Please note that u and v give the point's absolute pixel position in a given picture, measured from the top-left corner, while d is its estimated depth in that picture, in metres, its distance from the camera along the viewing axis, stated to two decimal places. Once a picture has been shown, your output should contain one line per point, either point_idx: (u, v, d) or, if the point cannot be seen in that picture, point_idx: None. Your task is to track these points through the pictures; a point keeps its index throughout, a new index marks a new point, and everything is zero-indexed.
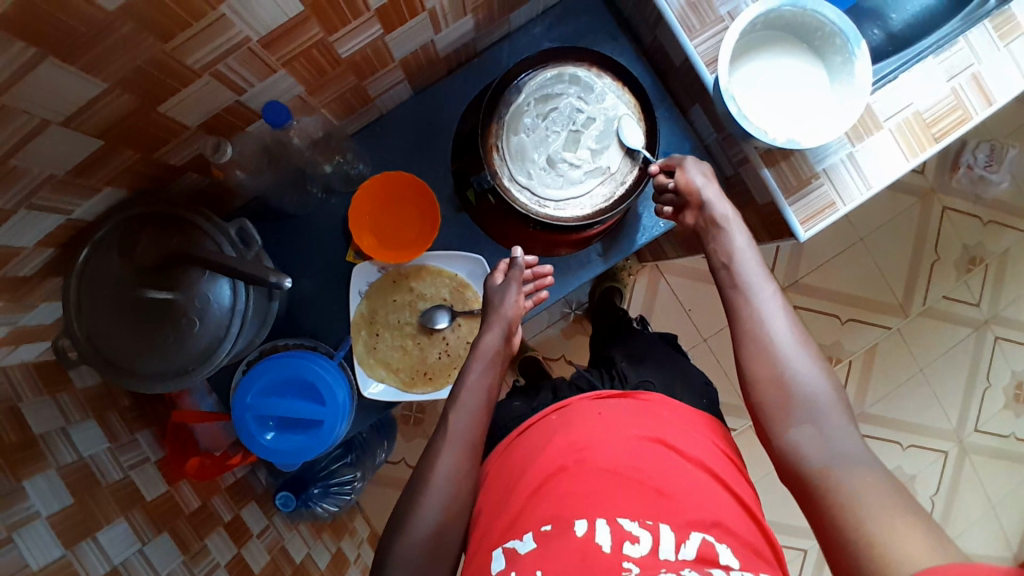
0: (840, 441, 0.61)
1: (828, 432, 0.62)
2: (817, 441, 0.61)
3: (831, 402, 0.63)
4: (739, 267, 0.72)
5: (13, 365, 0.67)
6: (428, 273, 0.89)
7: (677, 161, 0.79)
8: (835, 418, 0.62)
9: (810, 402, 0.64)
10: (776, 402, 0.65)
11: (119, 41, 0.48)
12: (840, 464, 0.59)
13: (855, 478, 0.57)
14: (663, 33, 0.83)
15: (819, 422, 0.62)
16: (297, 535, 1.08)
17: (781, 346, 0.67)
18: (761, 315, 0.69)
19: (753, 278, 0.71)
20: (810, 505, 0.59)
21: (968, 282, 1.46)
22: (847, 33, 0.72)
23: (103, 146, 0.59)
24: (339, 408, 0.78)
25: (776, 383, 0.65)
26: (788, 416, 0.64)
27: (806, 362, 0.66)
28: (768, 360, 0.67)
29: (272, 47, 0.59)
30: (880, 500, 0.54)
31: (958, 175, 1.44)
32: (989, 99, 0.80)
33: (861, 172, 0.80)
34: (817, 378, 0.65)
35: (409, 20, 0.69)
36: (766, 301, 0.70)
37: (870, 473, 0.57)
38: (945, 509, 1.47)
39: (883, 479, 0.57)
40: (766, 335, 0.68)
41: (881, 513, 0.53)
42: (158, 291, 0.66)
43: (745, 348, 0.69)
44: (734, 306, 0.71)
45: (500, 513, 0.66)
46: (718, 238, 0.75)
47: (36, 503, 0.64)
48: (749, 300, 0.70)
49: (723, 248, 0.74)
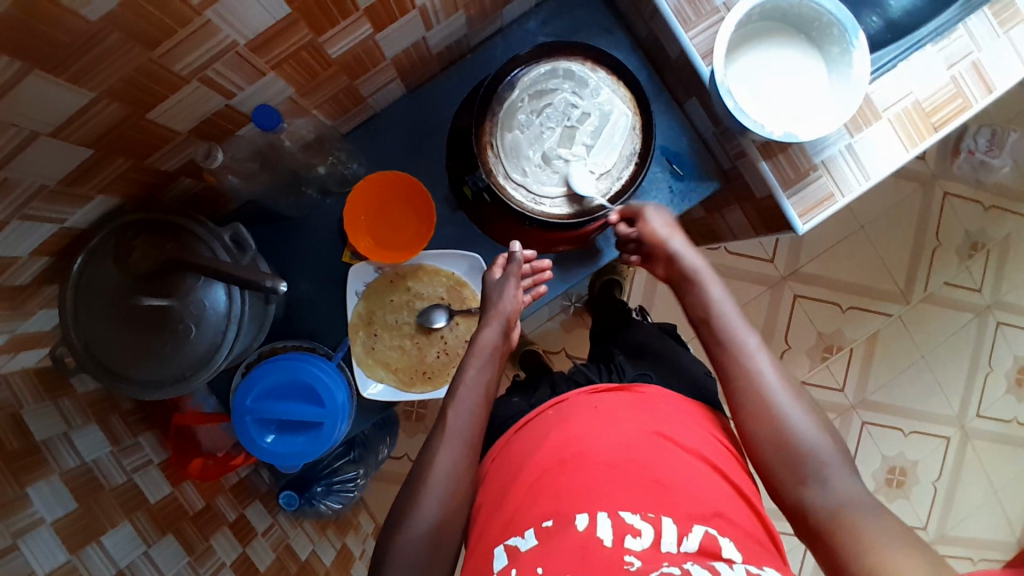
0: (845, 490, 0.62)
1: (831, 484, 0.63)
2: (822, 492, 0.63)
3: (830, 452, 0.65)
4: (724, 322, 0.73)
5: (13, 371, 0.67)
6: (425, 272, 0.88)
7: (636, 211, 0.81)
8: (835, 466, 0.64)
9: (811, 455, 0.64)
10: (779, 461, 0.65)
11: (105, 50, 0.47)
12: (850, 515, 0.61)
13: (861, 522, 0.60)
14: (658, 26, 0.82)
15: (822, 477, 0.63)
16: (302, 534, 1.09)
17: (775, 401, 0.67)
18: (752, 368, 0.70)
19: (739, 331, 0.72)
20: (826, 558, 0.60)
21: (969, 267, 1.45)
22: (845, 23, 0.71)
23: (94, 155, 0.58)
24: (338, 410, 0.78)
25: (777, 441, 0.66)
26: (792, 474, 0.64)
27: (798, 411, 0.67)
28: (763, 418, 0.67)
29: (260, 50, 0.59)
30: (892, 550, 0.57)
31: (960, 161, 1.43)
32: (989, 87, 0.79)
33: (860, 164, 0.79)
34: (810, 428, 0.66)
35: (400, 18, 0.68)
36: (753, 354, 0.70)
37: (875, 521, 0.60)
38: (947, 495, 1.47)
39: (891, 527, 0.59)
40: (759, 394, 0.68)
41: (891, 558, 0.56)
42: (153, 299, 0.66)
43: (738, 405, 0.69)
44: (725, 360, 0.71)
45: (500, 510, 0.66)
46: (694, 292, 0.76)
47: (40, 509, 0.64)
48: (742, 358, 0.70)
49: (701, 302, 0.76)
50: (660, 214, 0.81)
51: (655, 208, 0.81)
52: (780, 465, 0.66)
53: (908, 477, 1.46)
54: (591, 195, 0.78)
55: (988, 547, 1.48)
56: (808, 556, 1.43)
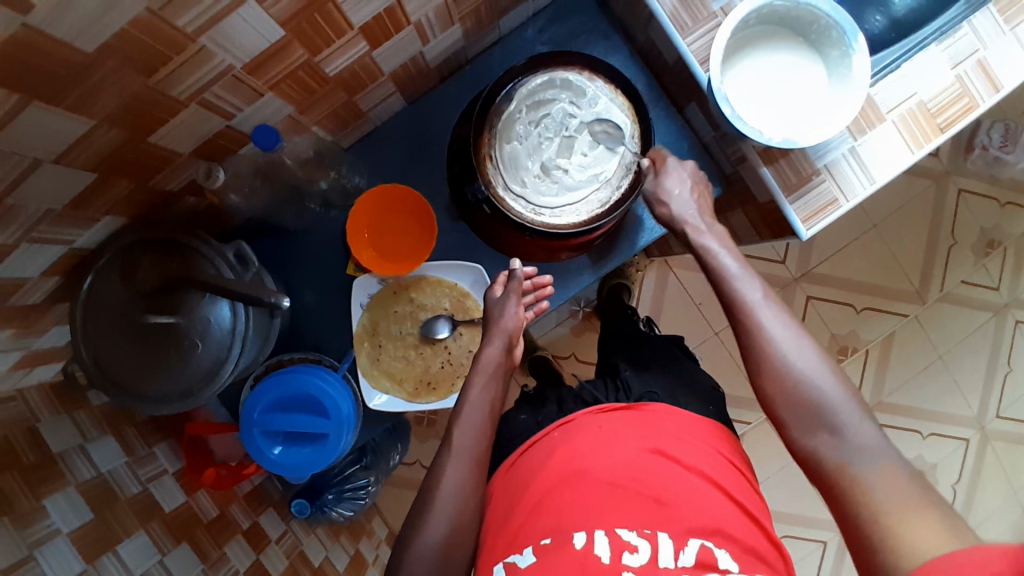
0: (858, 438, 0.59)
1: (844, 433, 0.60)
2: (835, 446, 0.60)
3: (844, 402, 0.61)
4: (736, 282, 0.68)
5: (29, 387, 0.69)
6: (428, 283, 0.89)
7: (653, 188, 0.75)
8: (848, 413, 0.60)
9: (822, 403, 0.61)
10: (790, 410, 0.63)
11: (103, 79, 0.49)
12: (862, 464, 0.58)
13: (877, 481, 0.56)
14: (655, 33, 0.81)
15: (838, 427, 0.60)
16: (315, 540, 1.10)
17: (782, 351, 0.64)
18: (760, 322, 0.66)
19: (749, 289, 0.68)
20: (837, 510, 0.58)
21: (986, 266, 1.43)
22: (843, 26, 0.70)
23: (97, 178, 0.59)
24: (344, 420, 0.79)
25: (786, 393, 0.63)
26: (802, 423, 0.62)
27: (806, 360, 0.63)
28: (771, 372, 0.64)
29: (257, 72, 0.60)
30: (906, 503, 0.54)
31: (974, 157, 1.40)
32: (996, 85, 0.78)
33: (864, 168, 0.78)
34: (818, 374, 0.63)
35: (395, 35, 0.69)
36: (761, 308, 0.66)
37: (889, 471, 0.57)
38: (966, 496, 1.45)
39: (906, 478, 0.56)
40: (767, 348, 0.65)
41: (907, 526, 0.53)
42: (160, 316, 0.68)
43: (747, 360, 0.67)
44: (733, 316, 0.68)
45: (502, 529, 0.67)
46: (707, 260, 0.71)
47: (56, 520, 0.66)
48: (750, 315, 0.67)
49: (710, 263, 0.71)
50: (683, 201, 0.73)
51: (676, 177, 0.74)
52: (790, 413, 0.63)
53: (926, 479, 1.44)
54: (590, 188, 0.78)
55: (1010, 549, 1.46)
56: (825, 560, 1.41)
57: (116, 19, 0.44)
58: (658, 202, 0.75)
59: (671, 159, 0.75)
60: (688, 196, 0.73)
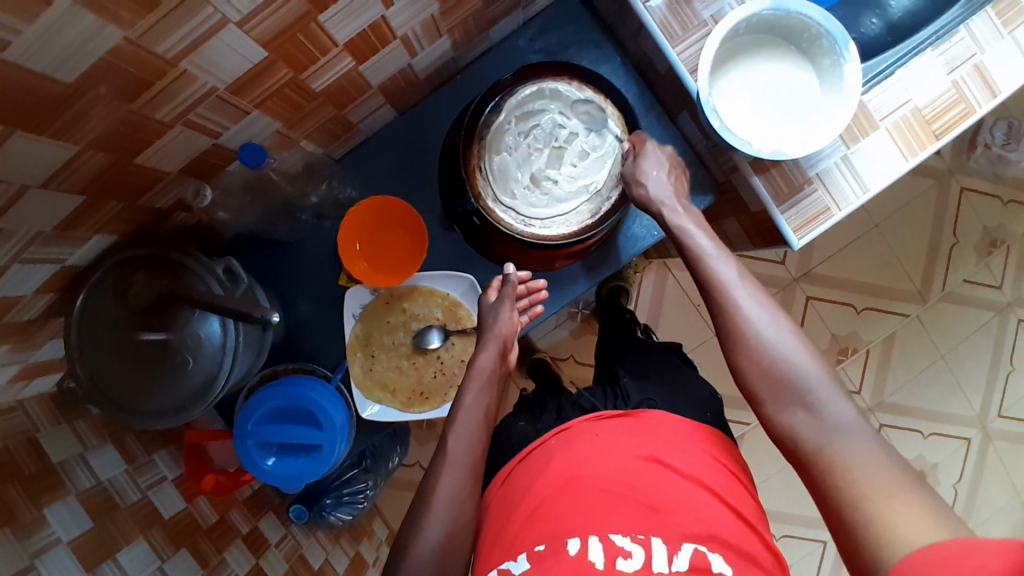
0: (833, 415, 0.58)
1: (820, 410, 0.59)
2: (812, 423, 0.59)
3: (820, 378, 0.60)
4: (711, 261, 0.67)
5: (29, 398, 0.70)
6: (420, 293, 0.89)
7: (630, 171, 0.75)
8: (823, 390, 0.60)
9: (798, 381, 0.60)
10: (766, 386, 0.62)
11: (86, 105, 0.49)
12: (837, 443, 0.57)
13: (854, 458, 0.55)
14: (646, 41, 0.81)
15: (813, 403, 0.59)
16: (316, 543, 1.11)
17: (757, 328, 0.63)
18: (735, 302, 0.65)
19: (723, 269, 0.66)
20: (814, 488, 0.58)
21: (989, 265, 1.42)
22: (834, 34, 0.70)
23: (86, 199, 0.60)
24: (337, 432, 0.80)
25: (762, 371, 0.62)
26: (778, 400, 0.61)
27: (782, 338, 0.63)
28: (748, 350, 0.63)
29: (241, 91, 0.60)
30: (881, 483, 0.53)
31: (976, 155, 1.39)
32: (993, 90, 0.77)
33: (857, 176, 0.77)
34: (794, 351, 0.62)
35: (381, 49, 0.69)
36: (735, 288, 0.65)
37: (866, 448, 0.56)
38: (968, 497, 1.44)
39: (882, 455, 0.55)
40: (743, 325, 0.64)
41: (885, 506, 0.52)
42: (153, 332, 0.69)
43: (724, 338, 0.65)
44: (708, 297, 0.66)
45: (499, 536, 0.68)
46: (682, 243, 0.69)
47: (57, 529, 0.67)
48: (725, 295, 0.65)
49: (685, 245, 0.69)
50: (658, 183, 0.72)
51: (647, 159, 0.74)
52: (765, 388, 0.62)
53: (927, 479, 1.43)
54: (579, 198, 0.78)
55: None
56: (825, 560, 1.41)
57: (94, 50, 0.44)
58: (636, 183, 0.73)
59: (652, 146, 0.74)
60: (665, 178, 0.72)
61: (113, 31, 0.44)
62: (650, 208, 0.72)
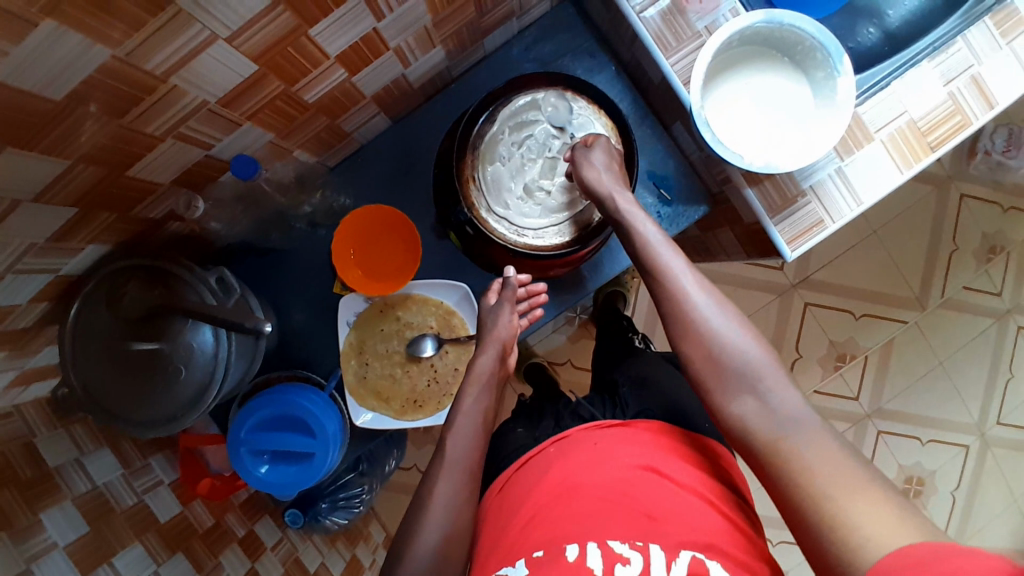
0: (782, 405, 0.59)
1: (769, 399, 0.60)
2: (760, 411, 0.60)
3: (770, 368, 0.62)
4: (657, 249, 0.68)
5: (26, 402, 0.71)
6: (414, 302, 0.90)
7: (576, 157, 0.75)
8: (771, 378, 0.61)
9: (748, 370, 0.62)
10: (714, 374, 0.63)
11: (77, 120, 0.49)
12: (790, 435, 0.58)
13: (807, 449, 0.56)
14: (640, 51, 0.81)
15: (762, 391, 0.60)
16: (311, 546, 1.12)
17: (710, 321, 0.65)
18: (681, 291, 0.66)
19: (665, 257, 0.68)
20: (772, 485, 0.58)
21: (988, 271, 1.41)
22: (828, 48, 0.70)
23: (80, 211, 0.60)
24: (330, 439, 0.81)
25: (710, 358, 0.63)
26: (727, 388, 0.62)
27: (730, 328, 0.64)
28: (698, 337, 0.64)
29: (233, 104, 0.60)
30: (837, 472, 0.54)
31: (976, 162, 1.38)
32: (991, 101, 0.76)
33: (850, 188, 0.77)
34: (741, 341, 0.63)
35: (373, 60, 0.70)
36: (679, 276, 0.67)
37: (818, 440, 0.57)
38: (966, 504, 1.44)
39: (834, 446, 0.56)
40: (692, 313, 0.65)
41: (848, 501, 0.51)
42: (145, 343, 0.68)
43: (674, 327, 0.66)
44: (655, 286, 0.68)
45: (497, 542, 0.67)
46: (627, 230, 0.71)
47: (53, 534, 0.67)
48: (673, 284, 0.66)
49: (631, 234, 0.71)
50: (610, 180, 0.72)
51: (592, 146, 0.74)
52: (713, 377, 0.63)
53: (925, 486, 1.43)
54: (573, 209, 0.79)
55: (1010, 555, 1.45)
56: None
57: (82, 67, 0.45)
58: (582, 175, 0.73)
59: (604, 142, 0.74)
60: (611, 169, 0.72)
61: (101, 49, 0.44)
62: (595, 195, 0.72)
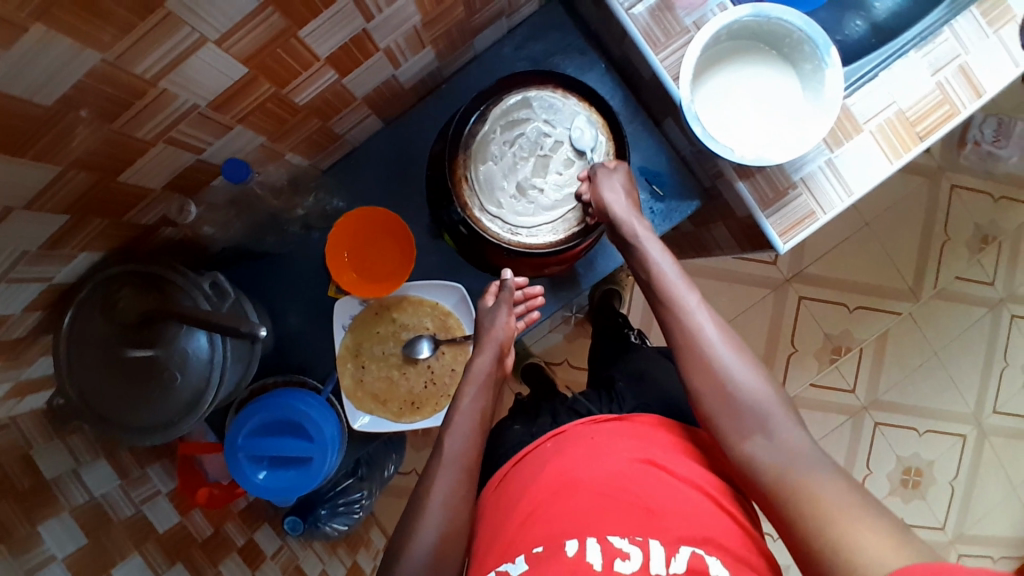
0: (790, 444, 0.61)
1: (777, 437, 0.61)
2: (769, 449, 0.61)
3: (778, 407, 0.63)
4: (671, 283, 0.71)
5: (22, 414, 0.70)
6: (409, 304, 0.90)
7: (594, 173, 0.77)
8: (779, 418, 0.62)
9: (757, 408, 0.62)
10: (724, 412, 0.63)
11: (68, 126, 0.49)
12: (798, 471, 0.58)
13: (814, 484, 0.57)
14: (630, 48, 0.81)
15: (770, 430, 0.61)
16: (312, 553, 1.13)
17: (720, 361, 0.65)
18: (692, 324, 0.68)
19: (678, 289, 0.70)
20: (778, 518, 0.58)
21: (981, 261, 1.42)
22: (816, 40, 0.70)
23: (72, 218, 0.60)
24: (328, 443, 0.81)
25: (718, 396, 0.64)
26: (736, 428, 0.62)
27: (740, 366, 0.65)
28: (707, 373, 0.65)
29: (223, 108, 0.60)
30: (845, 505, 0.54)
31: (967, 152, 1.40)
32: (978, 91, 0.77)
33: (841, 179, 0.77)
34: (752, 380, 0.64)
35: (364, 62, 0.70)
36: (691, 309, 0.69)
37: (825, 477, 0.57)
38: (965, 494, 1.44)
39: (841, 483, 0.57)
40: (703, 350, 0.66)
41: (852, 529, 0.52)
42: (139, 349, 0.68)
43: (683, 362, 0.67)
44: (666, 318, 0.70)
45: (495, 539, 0.66)
46: (637, 255, 0.74)
47: (51, 546, 0.67)
48: (686, 316, 0.68)
49: (643, 263, 0.73)
50: (626, 203, 0.75)
51: (613, 169, 0.77)
52: (723, 416, 0.64)
53: (924, 477, 1.43)
54: (566, 206, 0.80)
55: (1009, 544, 1.46)
56: None
57: (72, 73, 0.45)
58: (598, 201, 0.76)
59: (626, 167, 0.77)
60: (626, 198, 0.75)
61: (91, 54, 0.44)
62: (607, 216, 0.75)
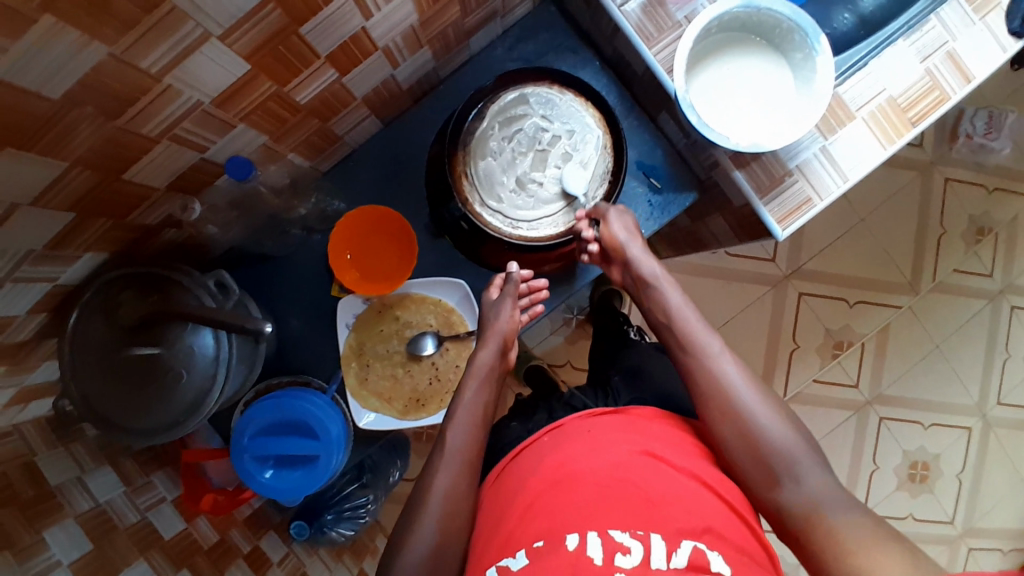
0: (815, 486, 0.66)
1: (803, 480, 0.67)
2: (797, 490, 0.66)
3: (803, 452, 0.69)
4: (695, 330, 0.76)
5: (25, 422, 0.69)
6: (413, 301, 0.90)
7: (602, 212, 0.80)
8: (804, 461, 0.68)
9: (785, 454, 0.68)
10: (753, 458, 0.68)
11: (71, 123, 0.50)
12: (825, 510, 0.64)
13: (839, 521, 0.63)
14: (622, 43, 0.83)
15: (796, 475, 0.67)
16: (318, 560, 1.11)
17: (748, 409, 0.71)
18: (717, 370, 0.73)
19: (699, 335, 0.76)
20: (804, 551, 0.64)
21: (978, 252, 1.43)
22: (806, 28, 0.71)
23: (75, 218, 0.60)
24: (333, 442, 0.81)
25: (746, 443, 0.69)
26: (766, 475, 0.68)
27: (766, 413, 0.70)
28: (736, 420, 0.70)
29: (226, 105, 0.61)
30: (864, 538, 0.60)
31: (958, 145, 1.41)
32: (967, 76, 0.78)
33: (836, 165, 0.78)
34: (778, 428, 0.70)
35: (362, 61, 0.71)
36: (715, 355, 0.74)
37: (848, 514, 0.63)
38: (972, 487, 1.44)
39: (863, 518, 0.63)
40: (731, 397, 0.71)
41: (871, 557, 0.58)
42: (144, 348, 0.68)
43: (711, 408, 0.72)
44: (689, 363, 0.75)
45: (495, 535, 0.64)
46: (655, 298, 0.80)
47: (57, 552, 0.66)
48: (710, 363, 0.74)
49: (661, 308, 0.79)
50: (641, 250, 0.80)
51: (622, 212, 0.80)
52: (750, 463, 0.69)
53: (930, 471, 1.43)
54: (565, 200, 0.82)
55: (1018, 536, 1.46)
56: None
57: (78, 67, 0.46)
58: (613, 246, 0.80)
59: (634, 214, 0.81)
60: (639, 245, 0.80)
61: (96, 48, 0.45)
62: (624, 258, 0.80)
